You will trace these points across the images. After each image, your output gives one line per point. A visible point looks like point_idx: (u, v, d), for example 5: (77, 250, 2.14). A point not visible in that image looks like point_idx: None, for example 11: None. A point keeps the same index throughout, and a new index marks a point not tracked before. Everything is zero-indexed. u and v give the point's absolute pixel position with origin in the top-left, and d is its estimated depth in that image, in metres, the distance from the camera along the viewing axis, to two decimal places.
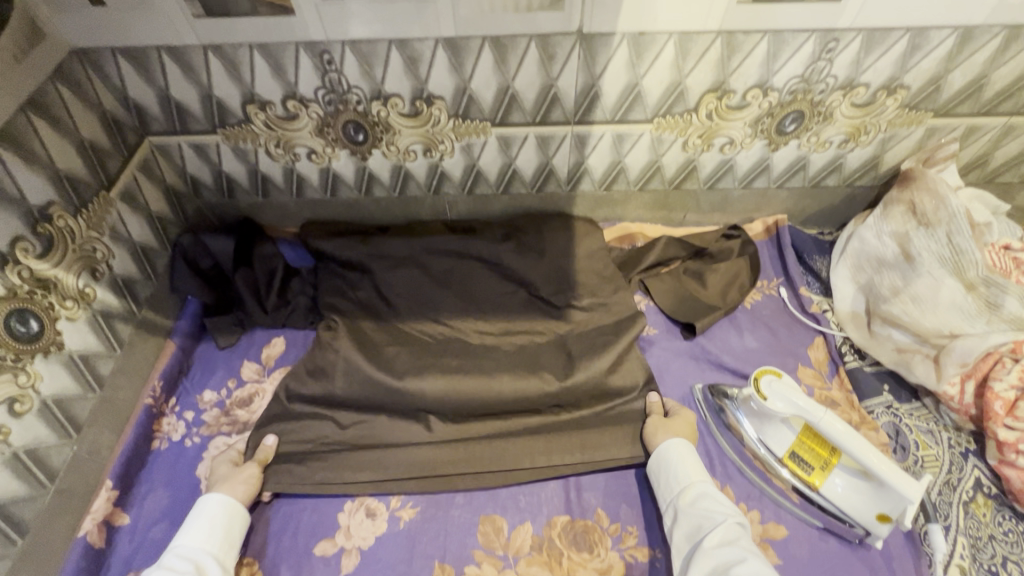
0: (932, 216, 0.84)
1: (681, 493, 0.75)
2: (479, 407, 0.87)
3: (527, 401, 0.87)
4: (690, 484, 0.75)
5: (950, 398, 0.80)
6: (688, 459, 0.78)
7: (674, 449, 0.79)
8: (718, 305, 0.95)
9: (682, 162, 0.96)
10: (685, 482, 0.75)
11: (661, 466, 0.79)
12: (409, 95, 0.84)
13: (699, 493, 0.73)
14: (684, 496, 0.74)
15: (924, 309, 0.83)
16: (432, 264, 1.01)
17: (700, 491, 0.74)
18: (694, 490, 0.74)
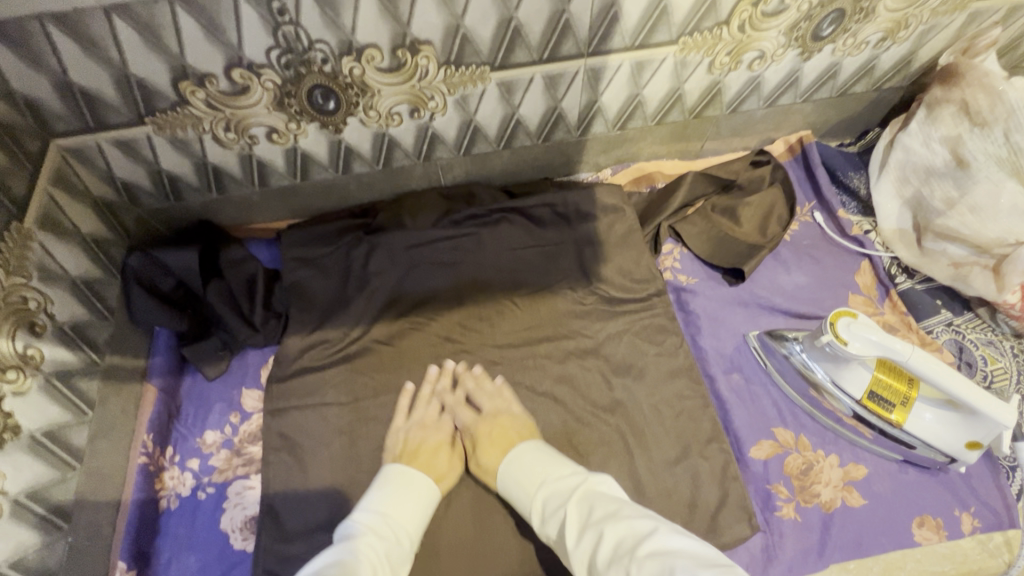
0: (988, 114, 0.77)
1: (540, 518, 0.66)
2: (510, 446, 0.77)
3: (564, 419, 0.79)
4: (538, 504, 0.67)
5: (1010, 306, 0.77)
6: (525, 466, 0.70)
7: (510, 467, 0.70)
8: (759, 244, 0.88)
9: (706, 86, 0.84)
10: (534, 506, 0.67)
11: (510, 495, 0.70)
12: (388, 44, 0.67)
13: (549, 497, 0.66)
14: (543, 524, 0.65)
15: (984, 218, 0.78)
16: (437, 249, 0.90)
17: (546, 503, 0.66)
18: (545, 501, 0.66)
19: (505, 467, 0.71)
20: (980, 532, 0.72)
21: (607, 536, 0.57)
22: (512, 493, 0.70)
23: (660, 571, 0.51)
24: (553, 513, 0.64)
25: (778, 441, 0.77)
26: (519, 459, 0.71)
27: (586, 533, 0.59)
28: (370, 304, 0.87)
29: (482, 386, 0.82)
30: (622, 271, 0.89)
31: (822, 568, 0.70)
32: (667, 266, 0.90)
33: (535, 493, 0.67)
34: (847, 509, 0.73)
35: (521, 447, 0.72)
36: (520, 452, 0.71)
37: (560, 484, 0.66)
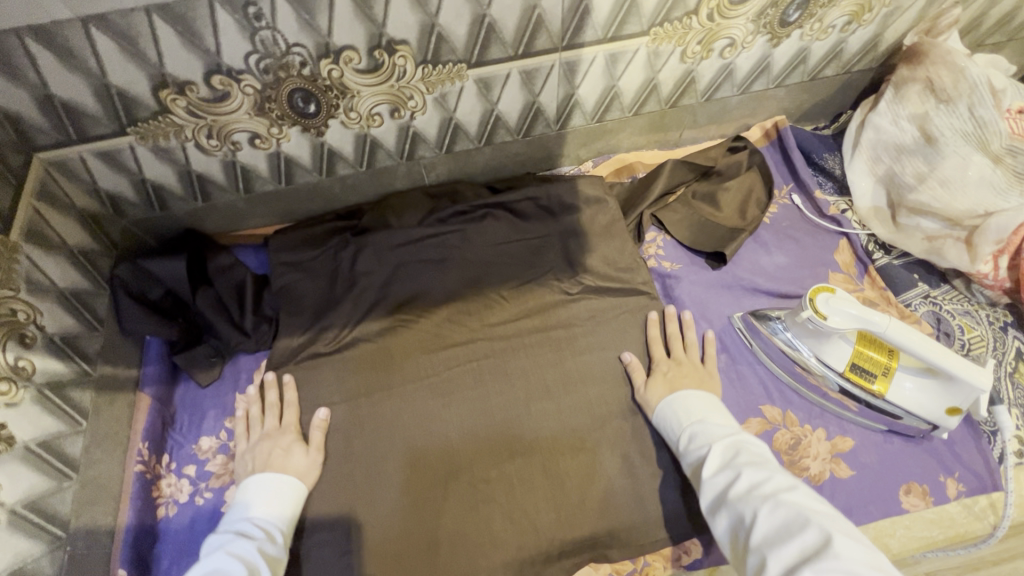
0: (952, 90, 0.80)
1: (686, 449, 0.69)
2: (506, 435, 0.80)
3: (558, 407, 0.81)
4: (688, 434, 0.70)
5: (985, 276, 0.79)
6: (683, 407, 0.73)
7: (672, 402, 0.74)
8: (739, 227, 0.90)
9: (680, 75, 0.86)
10: (683, 435, 0.71)
11: (662, 427, 0.74)
12: (365, 45, 0.68)
13: (698, 435, 0.68)
14: (688, 455, 0.68)
15: (954, 191, 0.80)
16: (424, 247, 0.91)
17: (698, 438, 0.68)
18: (692, 434, 0.70)
19: (660, 409, 0.75)
20: (965, 496, 0.74)
21: (744, 478, 0.57)
22: (665, 428, 0.74)
23: (792, 520, 0.50)
24: (698, 450, 0.67)
25: (766, 418, 0.78)
26: (681, 403, 0.74)
27: (727, 471, 0.60)
28: (360, 305, 0.88)
29: (476, 379, 0.84)
30: (607, 260, 0.90)
31: None
32: (651, 253, 0.92)
33: (691, 421, 0.71)
34: (836, 481, 0.74)
35: (684, 393, 0.75)
36: (703, 397, 0.74)
37: (710, 426, 0.69)
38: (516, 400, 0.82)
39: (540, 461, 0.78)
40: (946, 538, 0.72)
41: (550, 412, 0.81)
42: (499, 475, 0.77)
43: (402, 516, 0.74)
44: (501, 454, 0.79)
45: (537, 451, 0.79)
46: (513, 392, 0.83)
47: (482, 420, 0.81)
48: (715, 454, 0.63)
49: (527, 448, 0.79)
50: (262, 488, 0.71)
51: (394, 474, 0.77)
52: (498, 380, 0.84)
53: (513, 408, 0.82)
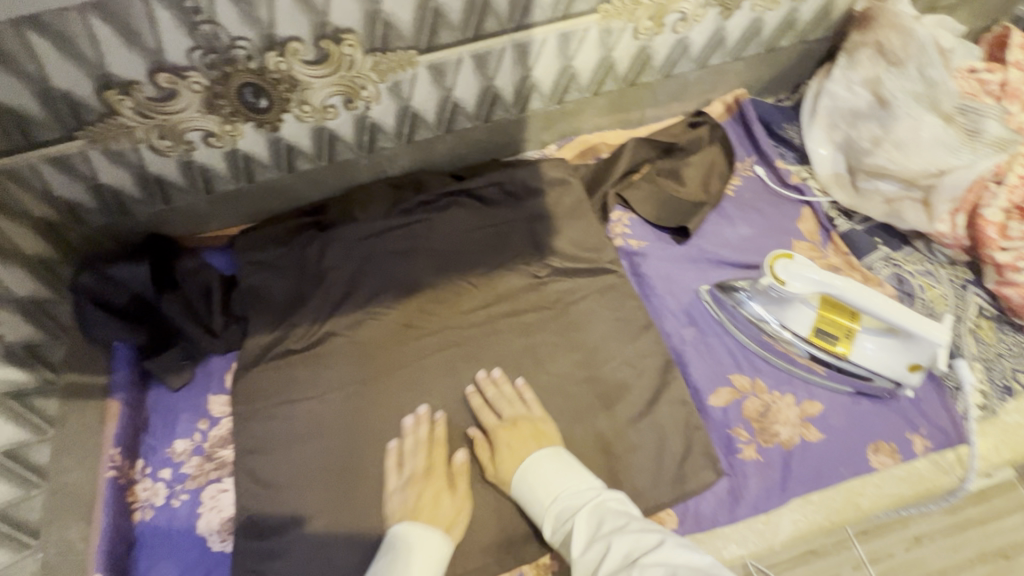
0: (901, 53, 0.80)
1: (553, 528, 0.68)
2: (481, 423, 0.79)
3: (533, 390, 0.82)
4: (553, 512, 0.68)
5: (943, 235, 0.81)
6: (542, 479, 0.70)
7: (524, 474, 0.72)
8: (702, 201, 0.91)
9: (635, 52, 0.86)
10: (549, 514, 0.68)
11: (521, 499, 0.71)
12: (311, 36, 0.68)
13: (561, 508, 0.68)
14: (550, 530, 0.68)
15: (909, 153, 0.80)
16: (390, 239, 0.90)
17: (564, 513, 0.67)
18: (557, 513, 0.68)
19: (522, 484, 0.71)
20: (932, 451, 0.75)
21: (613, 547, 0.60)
22: (524, 494, 0.71)
23: None
24: (565, 528, 0.66)
25: (735, 387, 0.79)
26: (534, 470, 0.71)
27: (596, 544, 0.62)
28: (329, 299, 0.88)
29: (450, 367, 0.84)
30: (573, 241, 0.91)
31: (786, 501, 0.73)
32: (617, 232, 0.92)
33: (552, 497, 0.69)
34: (807, 445, 0.75)
35: (534, 459, 0.72)
36: (550, 460, 0.72)
37: (573, 496, 0.68)
38: (491, 384, 0.82)
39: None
40: (916, 493, 0.74)
41: (526, 395, 0.81)
42: (478, 459, 0.78)
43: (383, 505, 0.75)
44: (478, 437, 0.79)
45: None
46: (488, 378, 0.83)
47: (458, 408, 0.81)
48: (582, 528, 0.65)
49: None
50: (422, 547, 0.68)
51: (372, 467, 0.77)
52: (473, 367, 0.84)
53: (488, 392, 0.82)
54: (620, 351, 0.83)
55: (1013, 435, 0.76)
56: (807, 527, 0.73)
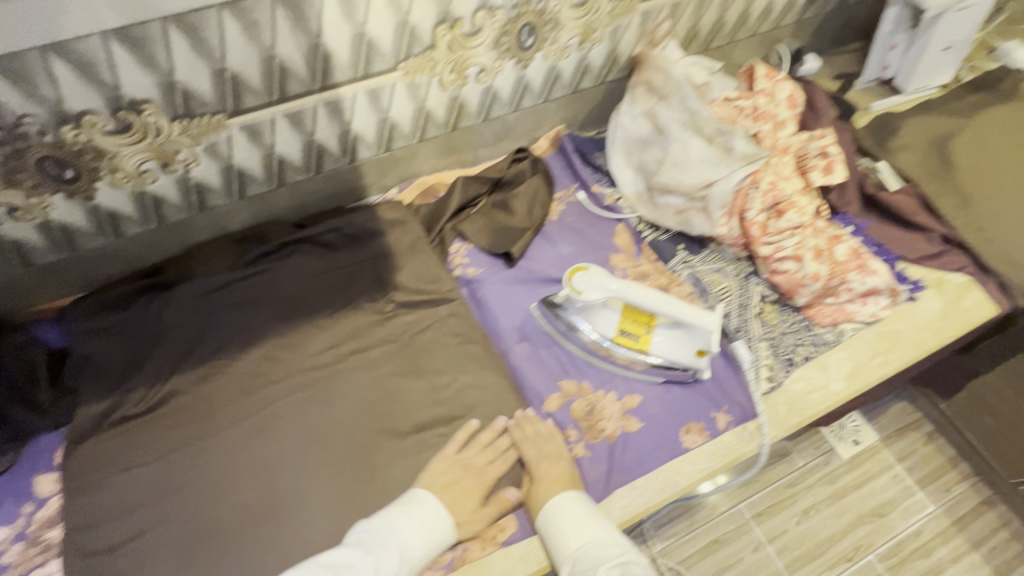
0: (665, 89, 0.95)
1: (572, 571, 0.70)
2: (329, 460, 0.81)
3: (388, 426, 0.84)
4: (573, 558, 0.71)
5: (725, 236, 0.95)
6: (570, 521, 0.73)
7: (554, 512, 0.74)
8: (527, 227, 1.00)
9: (447, 101, 0.96)
10: (569, 556, 0.71)
11: (546, 539, 0.74)
12: (106, 108, 0.71)
13: (581, 559, 0.70)
14: None
15: (685, 169, 0.93)
16: (233, 292, 0.92)
17: (586, 560, 0.70)
18: (579, 558, 0.70)
19: (547, 517, 0.75)
20: (733, 424, 0.85)
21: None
22: (550, 538, 0.74)
23: None
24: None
25: (563, 392, 0.87)
26: (561, 512, 0.74)
27: None
28: (166, 359, 0.87)
29: (302, 410, 0.85)
30: (414, 275, 0.97)
31: (611, 490, 0.80)
32: (457, 263, 0.99)
33: (578, 543, 0.71)
34: (628, 435, 0.83)
35: (558, 500, 0.75)
36: (568, 507, 0.74)
37: (599, 548, 0.70)
38: (340, 421, 0.84)
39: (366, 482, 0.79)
40: (723, 464, 0.83)
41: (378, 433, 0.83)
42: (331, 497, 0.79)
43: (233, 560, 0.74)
44: (330, 477, 0.80)
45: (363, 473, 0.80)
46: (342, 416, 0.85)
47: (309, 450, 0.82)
48: None
49: (354, 469, 0.81)
50: (426, 522, 0.73)
51: (220, 522, 0.77)
52: (325, 408, 0.85)
53: (338, 430, 0.84)
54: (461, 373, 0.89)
55: (799, 401, 0.88)
56: (633, 511, 0.79)
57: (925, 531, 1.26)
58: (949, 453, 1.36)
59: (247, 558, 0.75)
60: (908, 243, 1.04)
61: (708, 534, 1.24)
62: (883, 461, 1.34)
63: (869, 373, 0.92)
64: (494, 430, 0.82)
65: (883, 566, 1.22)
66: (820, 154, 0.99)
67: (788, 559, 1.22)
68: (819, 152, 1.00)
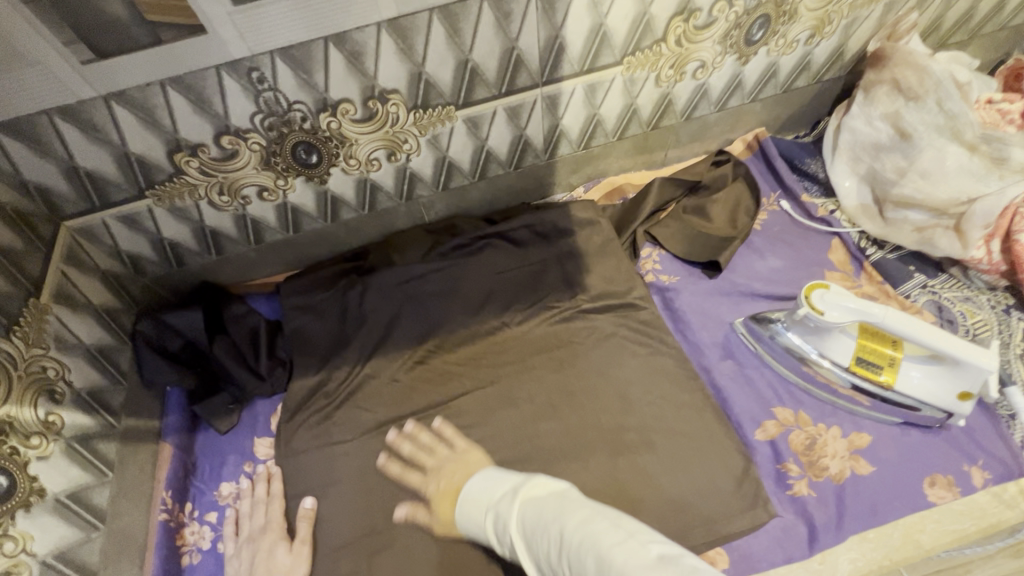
0: (918, 88, 0.83)
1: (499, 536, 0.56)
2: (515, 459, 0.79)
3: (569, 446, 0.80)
4: (489, 527, 0.57)
5: (979, 261, 0.81)
6: (472, 496, 0.61)
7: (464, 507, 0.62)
8: (732, 235, 0.92)
9: (657, 98, 0.91)
10: (487, 528, 0.58)
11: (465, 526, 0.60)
12: (359, 97, 0.74)
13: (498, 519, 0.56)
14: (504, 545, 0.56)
15: (935, 182, 0.83)
16: (429, 281, 0.94)
17: (497, 518, 0.57)
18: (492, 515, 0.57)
19: (463, 514, 0.61)
20: (993, 484, 0.72)
21: (532, 529, 0.52)
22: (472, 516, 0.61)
23: None
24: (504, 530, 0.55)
25: (779, 420, 0.78)
26: (472, 492, 0.62)
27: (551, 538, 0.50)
28: (370, 340, 0.90)
29: (485, 412, 0.84)
30: (604, 278, 0.93)
31: (842, 538, 0.71)
32: (648, 268, 0.95)
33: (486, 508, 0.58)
34: (858, 478, 0.73)
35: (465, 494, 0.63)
36: (476, 487, 0.62)
37: (500, 497, 0.58)
38: (524, 421, 0.82)
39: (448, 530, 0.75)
40: (979, 529, 0.70)
41: None
42: None
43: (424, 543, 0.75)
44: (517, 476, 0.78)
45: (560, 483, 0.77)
46: (297, 555, 0.74)
47: (507, 447, 0.81)
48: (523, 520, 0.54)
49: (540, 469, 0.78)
50: None
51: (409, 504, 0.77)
52: (524, 410, 0.83)
53: (525, 429, 0.82)
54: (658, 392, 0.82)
55: None
56: (866, 566, 0.70)
57: None
58: None
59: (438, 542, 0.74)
60: None
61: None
62: None
63: None
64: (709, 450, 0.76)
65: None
66: None
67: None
68: None
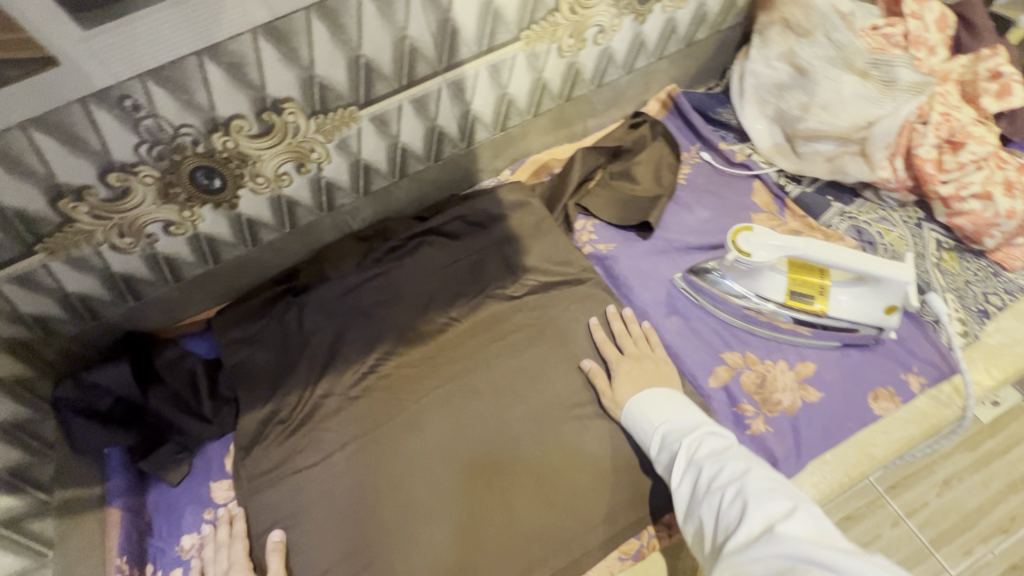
0: (806, 24, 0.86)
1: (659, 447, 0.71)
2: (484, 449, 0.79)
3: (534, 425, 0.80)
4: (659, 432, 0.71)
5: (887, 180, 0.85)
6: (655, 405, 0.74)
7: (639, 406, 0.74)
8: (658, 194, 0.94)
9: (564, 69, 0.91)
10: (656, 435, 0.71)
11: (633, 427, 0.74)
12: (252, 111, 0.70)
13: (670, 435, 0.69)
14: (660, 451, 0.70)
15: (836, 112, 0.85)
16: (368, 291, 0.91)
17: (671, 435, 0.70)
18: (664, 433, 0.70)
19: (634, 407, 0.75)
20: (929, 387, 0.77)
21: (706, 469, 0.63)
22: (636, 426, 0.74)
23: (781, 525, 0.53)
24: (672, 445, 0.68)
25: (728, 364, 0.80)
26: (646, 400, 0.75)
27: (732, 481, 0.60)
28: (315, 361, 0.87)
29: (449, 407, 0.83)
30: (543, 257, 0.92)
31: (803, 466, 0.74)
32: (584, 240, 0.94)
33: (662, 420, 0.72)
34: (809, 406, 0.76)
35: (643, 393, 0.76)
36: (661, 395, 0.74)
37: (682, 419, 0.71)
38: (489, 409, 0.82)
39: (429, 528, 0.74)
40: (923, 432, 0.75)
41: (452, 481, 0.77)
42: (497, 485, 0.77)
43: (407, 547, 0.73)
44: (490, 464, 0.78)
45: (531, 463, 0.78)
46: None
47: (476, 437, 0.80)
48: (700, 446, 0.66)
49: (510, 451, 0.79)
50: None
51: (386, 512, 0.76)
52: (486, 399, 0.83)
53: (490, 418, 0.81)
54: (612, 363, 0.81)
55: (999, 356, 0.78)
56: (828, 488, 0.73)
57: None
58: None
59: (421, 542, 0.74)
60: None
61: (837, 511, 1.21)
62: None
63: None
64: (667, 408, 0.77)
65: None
66: (990, 76, 0.88)
67: (933, 534, 1.17)
68: (989, 74, 0.88)
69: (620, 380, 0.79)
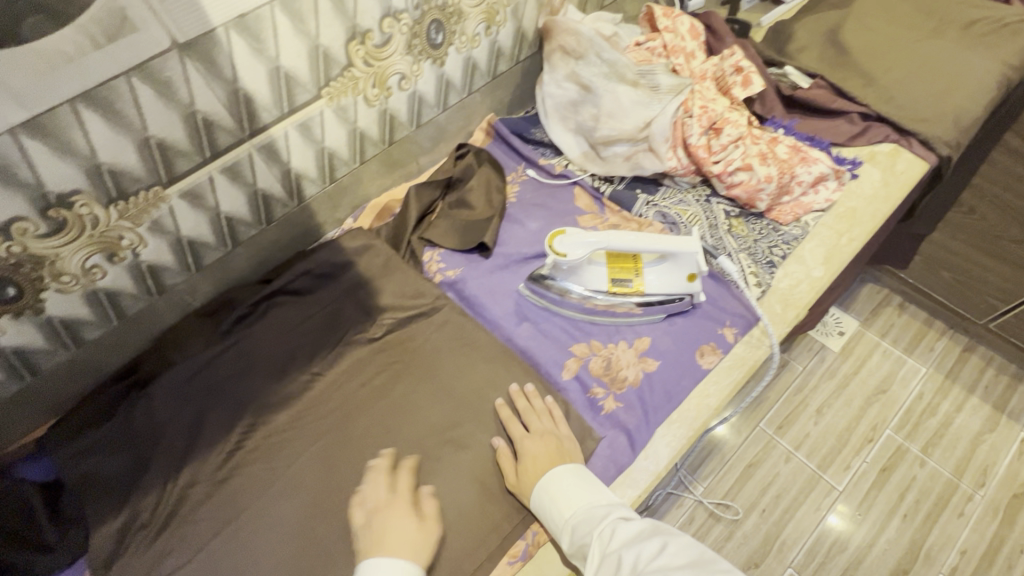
0: (579, 48, 0.98)
1: (572, 539, 0.72)
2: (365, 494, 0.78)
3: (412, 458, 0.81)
4: (570, 521, 0.72)
5: (676, 168, 0.98)
6: (561, 492, 0.74)
7: (546, 491, 0.75)
8: (491, 215, 1.01)
9: (377, 117, 0.95)
10: (568, 526, 0.72)
11: (545, 517, 0.74)
12: (34, 211, 0.66)
13: (581, 527, 0.71)
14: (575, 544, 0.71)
15: (621, 118, 0.98)
16: (220, 365, 0.87)
17: (581, 526, 0.71)
18: (575, 524, 0.72)
19: (542, 494, 0.75)
20: (742, 335, 0.90)
21: (624, 560, 0.64)
22: (548, 515, 0.74)
23: None
24: (584, 537, 0.70)
25: (578, 355, 0.88)
26: (556, 484, 0.75)
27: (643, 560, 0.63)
28: (170, 453, 0.81)
29: (324, 462, 0.81)
30: (396, 294, 0.95)
31: (653, 430, 0.83)
32: (434, 270, 0.99)
33: (571, 510, 0.73)
34: (649, 375, 0.85)
35: (551, 475, 0.76)
36: (569, 477, 0.76)
37: (591, 507, 0.72)
38: (365, 453, 0.82)
39: None
40: (746, 374, 0.86)
41: (336, 537, 0.76)
42: None
43: None
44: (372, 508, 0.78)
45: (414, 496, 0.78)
46: None
47: (355, 485, 0.79)
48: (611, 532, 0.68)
49: None
50: None
51: None
52: (361, 445, 0.82)
53: (367, 463, 0.81)
54: (518, 444, 0.79)
55: (788, 296, 0.93)
56: (679, 443, 0.82)
57: (925, 392, 1.43)
58: (922, 317, 1.55)
59: None
60: (834, 128, 1.12)
61: (740, 462, 1.34)
62: (869, 342, 1.51)
63: (841, 254, 0.97)
64: (531, 410, 0.82)
65: (902, 436, 1.37)
66: (735, 70, 1.04)
67: (819, 459, 1.34)
68: (734, 68, 1.05)
69: (526, 462, 0.77)
